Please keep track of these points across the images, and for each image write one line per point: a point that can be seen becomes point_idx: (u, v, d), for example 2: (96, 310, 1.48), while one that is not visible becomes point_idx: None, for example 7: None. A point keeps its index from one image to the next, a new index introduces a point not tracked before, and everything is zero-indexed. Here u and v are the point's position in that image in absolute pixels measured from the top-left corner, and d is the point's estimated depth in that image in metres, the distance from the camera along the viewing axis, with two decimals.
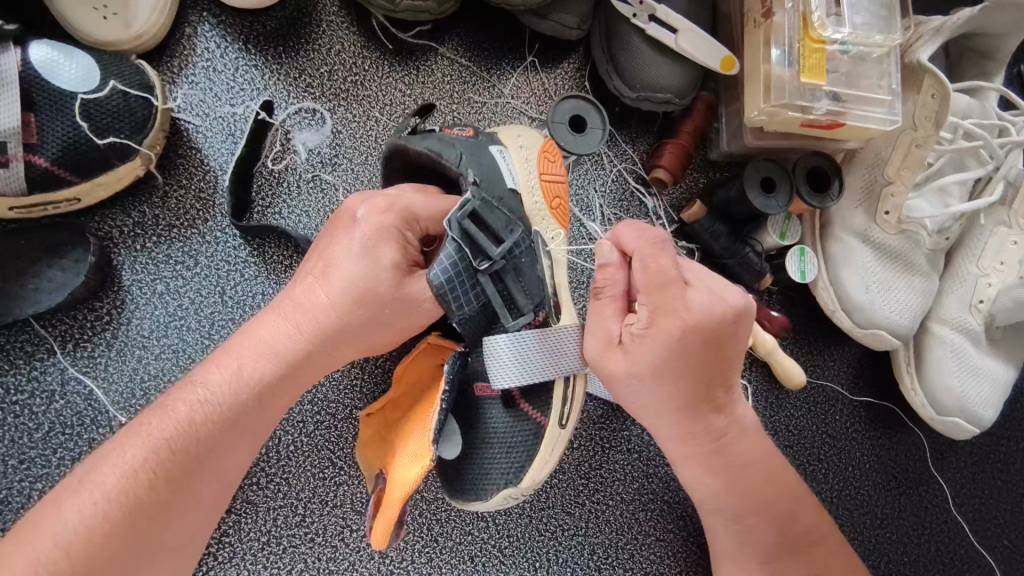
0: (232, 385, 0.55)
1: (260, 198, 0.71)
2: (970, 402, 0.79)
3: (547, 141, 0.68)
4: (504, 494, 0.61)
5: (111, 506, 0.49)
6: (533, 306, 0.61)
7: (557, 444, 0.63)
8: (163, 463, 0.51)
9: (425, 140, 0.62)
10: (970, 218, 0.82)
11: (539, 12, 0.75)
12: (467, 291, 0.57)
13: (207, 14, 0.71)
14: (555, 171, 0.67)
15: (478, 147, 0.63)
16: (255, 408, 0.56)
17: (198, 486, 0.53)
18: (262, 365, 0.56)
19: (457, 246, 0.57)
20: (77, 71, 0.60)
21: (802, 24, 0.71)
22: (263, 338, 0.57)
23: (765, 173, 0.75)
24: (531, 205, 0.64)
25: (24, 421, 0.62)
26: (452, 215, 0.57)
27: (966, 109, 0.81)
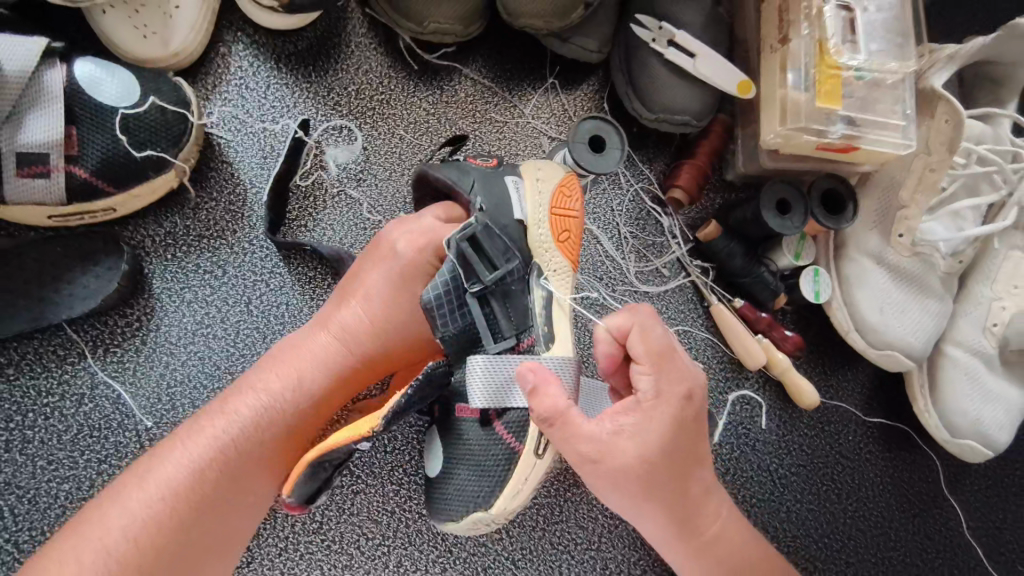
0: (288, 391, 0.57)
1: (294, 212, 0.73)
2: (984, 425, 0.79)
3: (568, 175, 0.69)
4: (476, 518, 0.58)
5: (175, 501, 0.51)
6: (516, 331, 0.62)
7: (533, 475, 0.57)
8: (222, 462, 0.53)
9: (445, 168, 0.67)
10: (984, 242, 0.83)
11: (562, 35, 0.77)
12: (453, 312, 0.60)
13: (240, 33, 0.74)
14: (570, 206, 0.68)
15: (493, 177, 0.67)
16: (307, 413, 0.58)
17: (257, 485, 0.55)
18: (317, 375, 0.59)
19: (452, 266, 0.61)
20: (118, 86, 0.62)
21: (819, 50, 0.73)
22: (316, 349, 0.59)
23: (780, 195, 0.77)
24: (536, 236, 0.65)
25: (54, 423, 0.64)
26: (452, 238, 0.61)
27: (980, 135, 0.82)
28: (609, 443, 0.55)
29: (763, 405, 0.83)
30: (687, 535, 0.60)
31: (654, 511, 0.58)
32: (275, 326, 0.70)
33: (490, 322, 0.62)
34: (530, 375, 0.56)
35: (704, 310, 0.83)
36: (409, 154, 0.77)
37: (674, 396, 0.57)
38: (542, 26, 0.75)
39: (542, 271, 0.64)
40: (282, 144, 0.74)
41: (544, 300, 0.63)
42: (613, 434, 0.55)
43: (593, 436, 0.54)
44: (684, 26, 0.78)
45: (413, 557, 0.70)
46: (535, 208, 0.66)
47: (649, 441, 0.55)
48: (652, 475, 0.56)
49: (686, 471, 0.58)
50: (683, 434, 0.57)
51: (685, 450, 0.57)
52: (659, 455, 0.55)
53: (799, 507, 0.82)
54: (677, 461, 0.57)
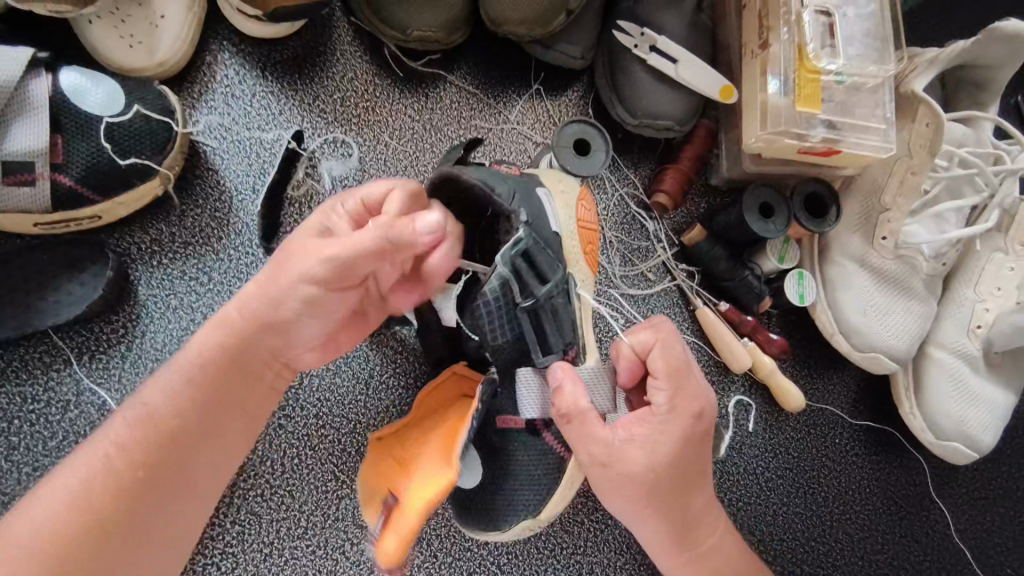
0: (192, 362, 0.53)
1: (286, 221, 0.74)
2: (968, 427, 0.79)
3: (584, 190, 0.70)
4: (525, 524, 0.61)
5: (86, 488, 0.48)
6: (564, 345, 0.61)
7: (575, 478, 0.62)
8: (134, 445, 0.50)
9: (476, 172, 0.59)
10: (967, 244, 0.84)
11: (545, 42, 0.78)
12: (505, 325, 0.57)
13: (226, 42, 0.75)
14: (589, 217, 0.69)
15: (528, 187, 0.63)
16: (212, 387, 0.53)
17: (179, 469, 0.51)
18: (215, 337, 0.53)
19: (503, 282, 0.56)
20: (103, 95, 0.63)
21: (798, 56, 0.74)
22: (218, 314, 0.54)
23: (763, 199, 0.77)
24: (569, 247, 0.65)
25: (40, 429, 0.64)
26: (505, 252, 0.56)
27: (961, 138, 0.82)
28: (619, 450, 0.55)
29: (750, 408, 0.84)
30: (684, 544, 0.61)
31: (654, 519, 0.59)
32: None
33: (537, 333, 0.60)
34: (559, 373, 0.58)
35: (690, 313, 0.84)
36: (394, 160, 0.78)
37: (688, 413, 0.57)
38: (525, 33, 0.75)
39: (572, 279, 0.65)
40: (268, 151, 0.75)
41: (580, 307, 0.65)
42: (624, 442, 0.56)
43: (607, 441, 0.56)
44: (666, 32, 0.79)
45: None
46: (566, 219, 0.65)
47: (659, 453, 0.55)
48: (657, 487, 0.56)
49: (690, 485, 0.58)
50: (692, 451, 0.57)
51: (692, 465, 0.57)
52: (666, 468, 0.56)
53: (786, 510, 0.82)
54: (682, 474, 0.57)
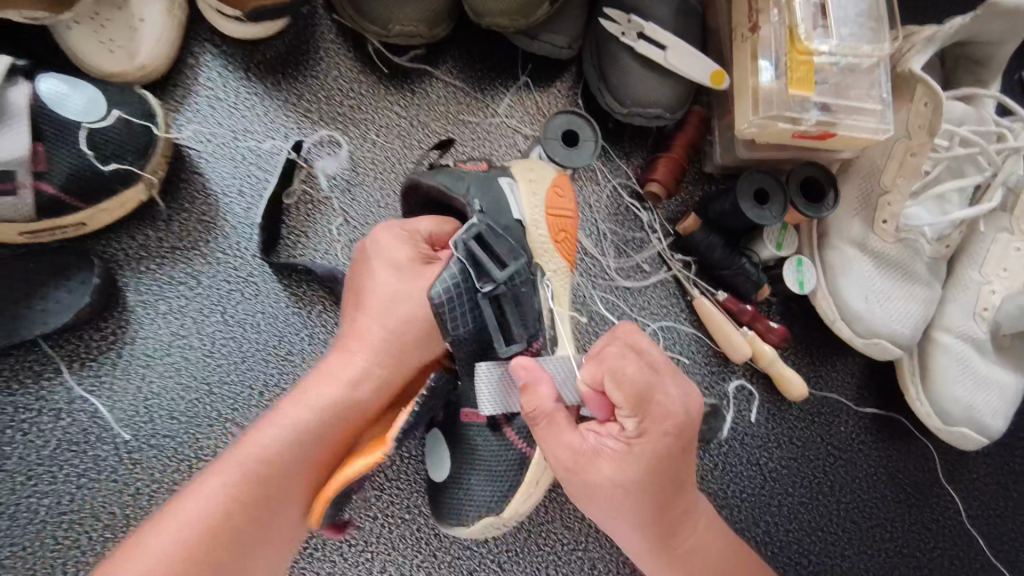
0: (308, 414, 0.55)
1: (287, 234, 0.73)
2: (977, 411, 0.78)
3: (558, 175, 0.68)
4: (487, 522, 0.61)
5: (196, 533, 0.48)
6: (527, 335, 0.61)
7: (542, 476, 0.61)
8: (253, 486, 0.51)
9: (437, 174, 0.65)
10: (970, 225, 0.82)
11: (531, 33, 0.77)
12: (466, 311, 0.58)
13: (209, 45, 0.74)
14: (564, 206, 0.67)
15: (489, 179, 0.65)
16: (327, 441, 0.55)
17: (283, 508, 0.52)
18: (332, 394, 0.56)
19: (461, 266, 0.59)
20: (84, 101, 0.63)
21: (789, 38, 0.72)
22: (330, 371, 0.57)
23: (759, 185, 0.76)
24: (534, 238, 0.65)
25: (32, 439, 0.64)
26: (459, 237, 0.60)
27: (962, 117, 0.80)
28: (589, 461, 0.54)
29: (751, 399, 0.82)
30: (662, 548, 0.59)
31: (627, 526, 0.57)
32: (251, 334, 0.70)
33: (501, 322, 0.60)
34: (524, 372, 0.55)
35: (687, 304, 0.82)
36: (383, 158, 0.77)
37: (660, 435, 0.52)
38: (510, 24, 0.74)
39: (544, 271, 0.65)
40: (254, 152, 0.74)
41: (547, 300, 0.64)
42: (593, 451, 0.54)
43: (574, 448, 0.54)
44: (654, 18, 0.77)
45: (396, 562, 0.70)
46: (532, 209, 0.65)
47: (628, 469, 0.53)
48: (627, 500, 0.54)
49: (668, 497, 0.55)
50: (669, 469, 0.53)
51: (671, 480, 0.54)
52: (636, 484, 0.53)
53: (790, 502, 0.81)
54: (658, 489, 0.54)
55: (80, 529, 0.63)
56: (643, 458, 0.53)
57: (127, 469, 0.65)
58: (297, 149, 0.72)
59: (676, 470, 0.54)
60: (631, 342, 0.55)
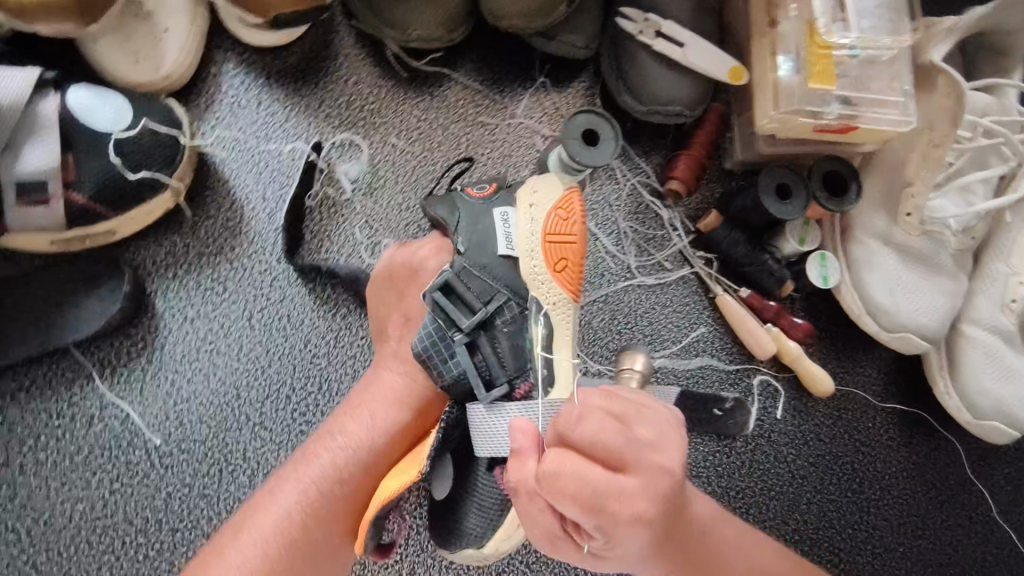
0: (366, 432, 0.59)
1: (307, 239, 0.73)
2: (1008, 404, 0.77)
3: (569, 192, 0.65)
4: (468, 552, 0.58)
5: (271, 546, 0.54)
6: (510, 377, 0.59)
7: (525, 520, 0.58)
8: (315, 503, 0.56)
9: (440, 203, 0.66)
10: (996, 217, 0.81)
11: (548, 33, 0.77)
12: (443, 361, 0.59)
13: (231, 52, 0.75)
14: (569, 230, 0.64)
15: (483, 210, 0.66)
16: (374, 460, 0.59)
17: (342, 528, 0.57)
18: (390, 412, 0.60)
19: (434, 319, 0.60)
20: (111, 111, 0.64)
21: (809, 32, 0.72)
22: (381, 388, 0.62)
23: (780, 181, 0.76)
24: (529, 271, 0.63)
25: (66, 445, 0.65)
26: (428, 290, 0.60)
27: (984, 108, 0.80)
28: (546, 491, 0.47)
29: (778, 396, 0.81)
30: None
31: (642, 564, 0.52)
32: (278, 338, 0.70)
33: (482, 367, 0.59)
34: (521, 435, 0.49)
35: (709, 301, 0.82)
36: (403, 161, 0.77)
37: None
38: (526, 25, 0.74)
39: (541, 306, 0.62)
40: (277, 158, 0.74)
41: (540, 334, 0.60)
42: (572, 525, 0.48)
43: None
44: (671, 16, 0.77)
45: (425, 564, 0.70)
46: (527, 234, 0.64)
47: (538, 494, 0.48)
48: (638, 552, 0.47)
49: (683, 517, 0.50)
50: None
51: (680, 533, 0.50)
52: None
53: (819, 498, 0.80)
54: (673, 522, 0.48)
55: (115, 533, 0.64)
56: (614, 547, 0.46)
57: (160, 474, 0.66)
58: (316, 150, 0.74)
59: None
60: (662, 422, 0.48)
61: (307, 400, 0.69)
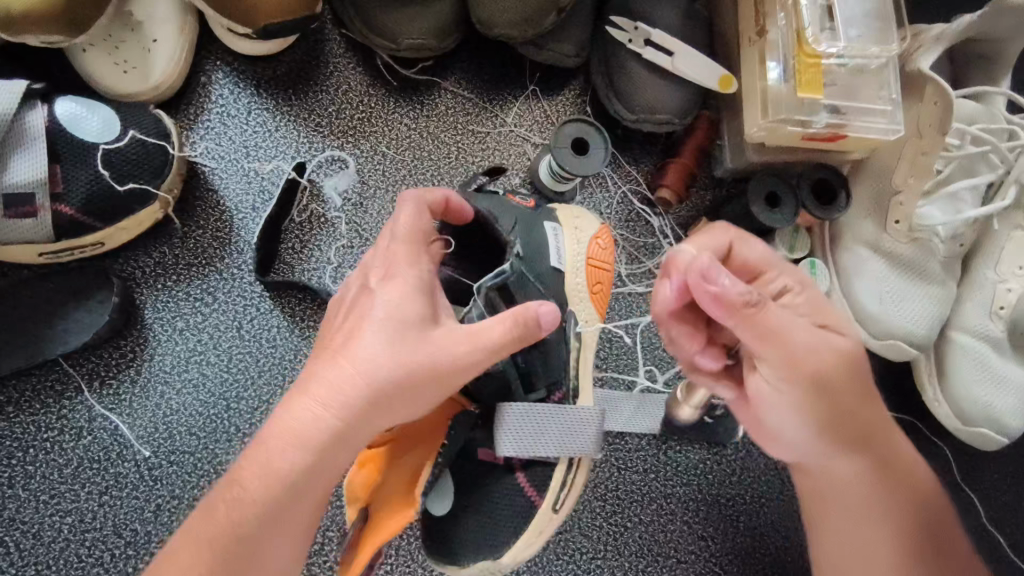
0: (268, 477, 0.47)
1: (288, 254, 0.73)
2: (996, 411, 0.77)
3: (604, 227, 0.70)
4: (482, 566, 0.59)
5: None
6: (547, 387, 0.62)
7: (547, 526, 0.61)
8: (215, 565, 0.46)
9: (485, 201, 0.63)
10: (985, 223, 0.81)
11: (538, 42, 0.77)
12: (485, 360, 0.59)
13: (220, 62, 0.75)
14: (605, 259, 0.68)
15: (536, 221, 0.65)
16: (315, 483, 0.48)
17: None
18: (296, 453, 0.48)
19: (481, 313, 0.59)
20: (99, 122, 0.63)
21: (797, 41, 0.72)
22: (291, 421, 0.48)
23: (770, 189, 0.76)
24: (572, 284, 0.66)
25: (55, 457, 0.65)
26: (485, 282, 0.58)
27: (972, 115, 0.80)
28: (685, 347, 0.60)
29: None
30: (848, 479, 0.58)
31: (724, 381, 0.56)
32: (266, 350, 0.70)
33: (523, 373, 0.61)
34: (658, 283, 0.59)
35: None
36: (393, 170, 0.77)
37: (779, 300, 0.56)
38: (516, 34, 0.75)
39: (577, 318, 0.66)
40: (267, 167, 0.74)
41: (576, 346, 0.65)
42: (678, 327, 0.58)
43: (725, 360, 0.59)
44: (661, 24, 0.77)
45: None
46: (573, 258, 0.66)
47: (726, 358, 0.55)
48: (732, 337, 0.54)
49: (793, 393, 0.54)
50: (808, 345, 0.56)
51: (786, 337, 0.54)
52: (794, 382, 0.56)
53: None
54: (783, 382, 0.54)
55: (104, 546, 0.64)
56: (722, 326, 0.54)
57: (149, 486, 0.66)
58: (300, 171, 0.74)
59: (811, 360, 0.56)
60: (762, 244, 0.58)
61: None
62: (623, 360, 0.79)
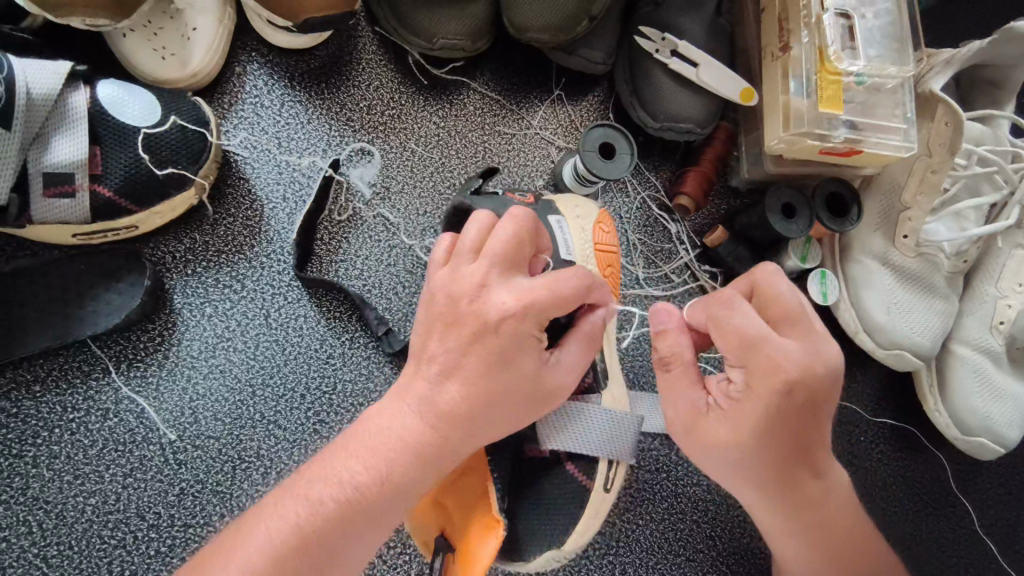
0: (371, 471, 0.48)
1: (322, 246, 0.74)
2: (994, 421, 0.80)
3: (603, 212, 0.70)
4: (547, 557, 0.59)
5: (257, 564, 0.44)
6: None
7: (602, 507, 0.61)
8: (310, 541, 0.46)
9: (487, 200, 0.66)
10: (987, 241, 0.85)
11: (567, 48, 0.79)
12: None
13: (255, 53, 0.76)
14: (610, 241, 0.69)
15: (537, 215, 0.67)
16: (422, 476, 0.50)
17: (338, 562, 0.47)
18: (400, 455, 0.49)
19: None
20: (140, 107, 0.64)
21: (819, 57, 0.75)
22: (395, 423, 0.50)
23: (787, 200, 0.78)
24: None
25: (80, 438, 0.65)
26: None
27: (979, 136, 0.83)
28: (702, 419, 0.56)
29: None
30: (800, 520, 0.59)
31: (752, 454, 0.54)
32: (293, 338, 0.71)
33: None
34: (664, 316, 0.58)
35: None
36: (421, 166, 0.79)
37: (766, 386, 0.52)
38: (548, 40, 0.76)
39: None
40: (297, 159, 0.75)
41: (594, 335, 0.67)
42: (709, 410, 0.56)
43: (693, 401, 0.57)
44: (687, 36, 0.80)
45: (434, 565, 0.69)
46: (581, 245, 0.67)
47: (741, 431, 0.54)
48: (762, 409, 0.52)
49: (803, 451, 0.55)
50: (784, 440, 0.54)
51: (806, 416, 0.53)
52: (754, 444, 0.54)
53: None
54: (791, 448, 0.54)
55: (127, 528, 0.64)
56: (757, 400, 0.53)
57: (173, 469, 0.66)
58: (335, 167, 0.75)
59: (803, 423, 0.53)
60: (778, 272, 0.56)
61: (321, 398, 0.70)
62: (639, 361, 0.81)
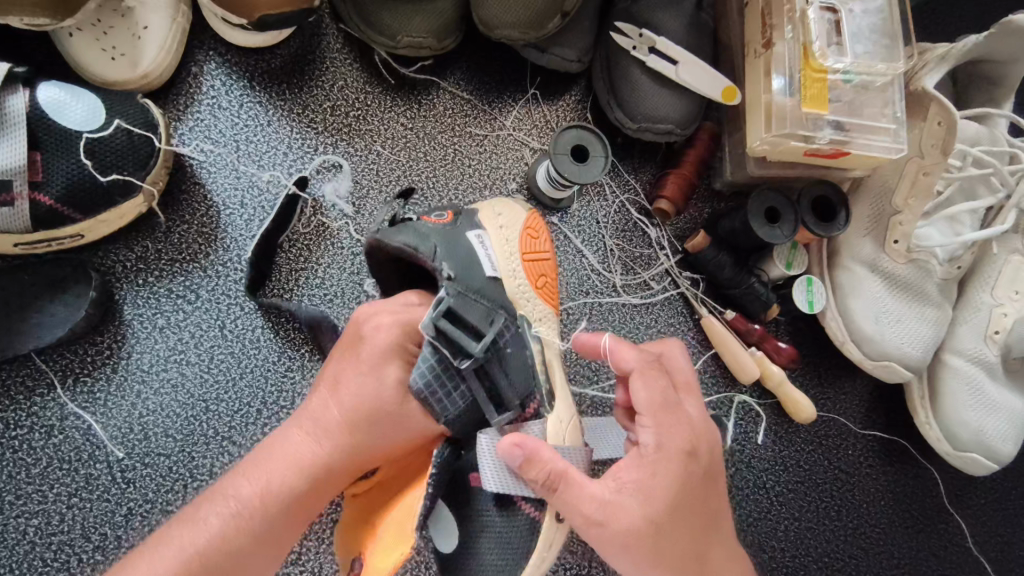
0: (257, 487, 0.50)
1: (287, 257, 0.71)
2: (987, 436, 0.76)
3: (529, 215, 0.66)
4: None
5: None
6: (519, 399, 0.57)
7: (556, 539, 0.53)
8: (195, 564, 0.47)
9: (400, 233, 0.59)
10: (982, 246, 0.81)
11: (540, 45, 0.75)
12: (450, 390, 0.54)
13: (212, 52, 0.73)
14: (539, 248, 0.65)
15: (457, 233, 0.62)
16: (319, 491, 0.52)
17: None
18: (289, 474, 0.51)
19: (434, 348, 0.55)
20: (82, 110, 0.61)
21: (803, 54, 0.71)
22: (287, 446, 0.52)
23: (770, 204, 0.74)
24: (514, 289, 0.62)
25: (23, 456, 0.62)
26: (427, 316, 0.55)
27: (975, 137, 0.79)
28: (613, 500, 0.49)
29: (762, 418, 0.80)
30: None
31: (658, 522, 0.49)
32: (249, 350, 0.68)
33: (491, 390, 0.56)
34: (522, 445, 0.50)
35: (695, 322, 0.81)
36: (387, 168, 0.75)
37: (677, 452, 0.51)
38: (519, 37, 0.73)
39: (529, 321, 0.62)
40: (257, 165, 0.72)
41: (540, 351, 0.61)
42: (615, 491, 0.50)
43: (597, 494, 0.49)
44: (665, 32, 0.76)
45: None
46: (507, 262, 0.62)
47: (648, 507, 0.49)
48: (666, 474, 0.51)
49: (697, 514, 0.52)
50: (686, 498, 0.51)
51: (699, 482, 0.52)
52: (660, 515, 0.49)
53: (797, 525, 0.79)
54: (680, 520, 0.50)
55: (70, 550, 0.61)
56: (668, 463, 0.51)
57: (121, 488, 0.63)
58: (302, 186, 0.70)
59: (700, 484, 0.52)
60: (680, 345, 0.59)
61: (279, 414, 0.67)
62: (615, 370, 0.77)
